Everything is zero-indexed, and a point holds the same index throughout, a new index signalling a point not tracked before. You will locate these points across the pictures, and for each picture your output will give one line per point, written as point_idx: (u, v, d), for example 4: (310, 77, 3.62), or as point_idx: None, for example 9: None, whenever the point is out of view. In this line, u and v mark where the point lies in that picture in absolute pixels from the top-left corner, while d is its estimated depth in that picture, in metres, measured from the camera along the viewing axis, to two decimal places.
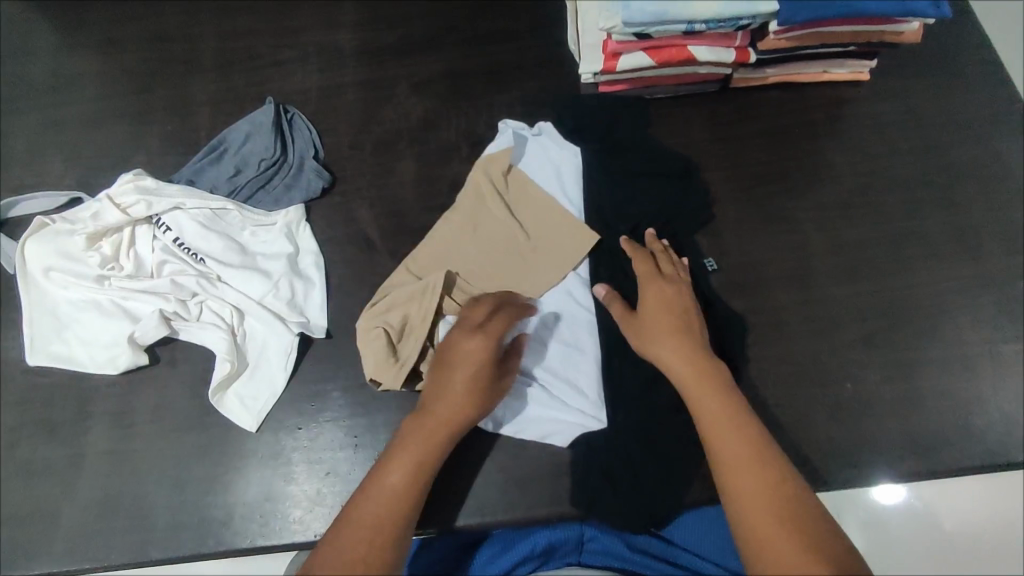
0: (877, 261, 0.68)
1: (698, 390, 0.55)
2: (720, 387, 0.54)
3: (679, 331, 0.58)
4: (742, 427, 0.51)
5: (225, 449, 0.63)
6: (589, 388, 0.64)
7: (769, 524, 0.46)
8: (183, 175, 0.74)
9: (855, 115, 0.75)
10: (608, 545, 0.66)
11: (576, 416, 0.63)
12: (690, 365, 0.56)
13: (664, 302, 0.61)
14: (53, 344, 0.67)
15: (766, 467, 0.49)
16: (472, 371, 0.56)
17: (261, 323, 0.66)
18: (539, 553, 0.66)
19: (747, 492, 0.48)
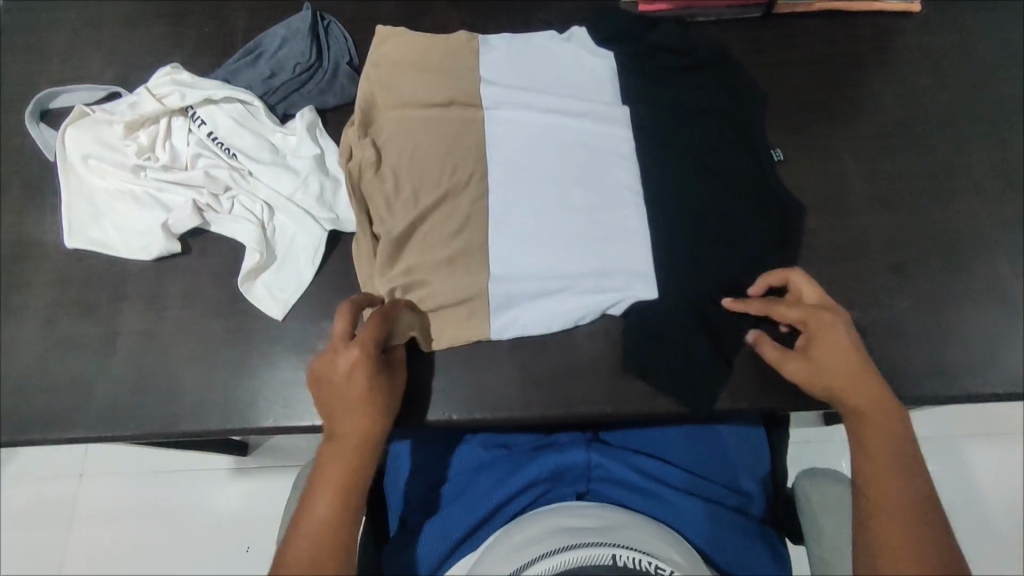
0: (913, 192, 0.67)
1: (869, 416, 0.53)
2: (886, 417, 0.52)
3: (854, 361, 0.54)
4: (903, 459, 0.51)
5: (252, 337, 0.65)
6: (639, 261, 0.63)
7: (907, 556, 0.46)
8: (220, 74, 0.75)
9: (900, 46, 0.73)
10: (615, 471, 0.66)
11: (625, 286, 0.63)
12: (867, 392, 0.53)
13: (834, 342, 0.55)
14: (90, 229, 0.69)
15: (918, 504, 0.49)
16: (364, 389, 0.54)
17: (289, 218, 0.67)
18: (547, 477, 0.66)
19: (894, 529, 0.48)
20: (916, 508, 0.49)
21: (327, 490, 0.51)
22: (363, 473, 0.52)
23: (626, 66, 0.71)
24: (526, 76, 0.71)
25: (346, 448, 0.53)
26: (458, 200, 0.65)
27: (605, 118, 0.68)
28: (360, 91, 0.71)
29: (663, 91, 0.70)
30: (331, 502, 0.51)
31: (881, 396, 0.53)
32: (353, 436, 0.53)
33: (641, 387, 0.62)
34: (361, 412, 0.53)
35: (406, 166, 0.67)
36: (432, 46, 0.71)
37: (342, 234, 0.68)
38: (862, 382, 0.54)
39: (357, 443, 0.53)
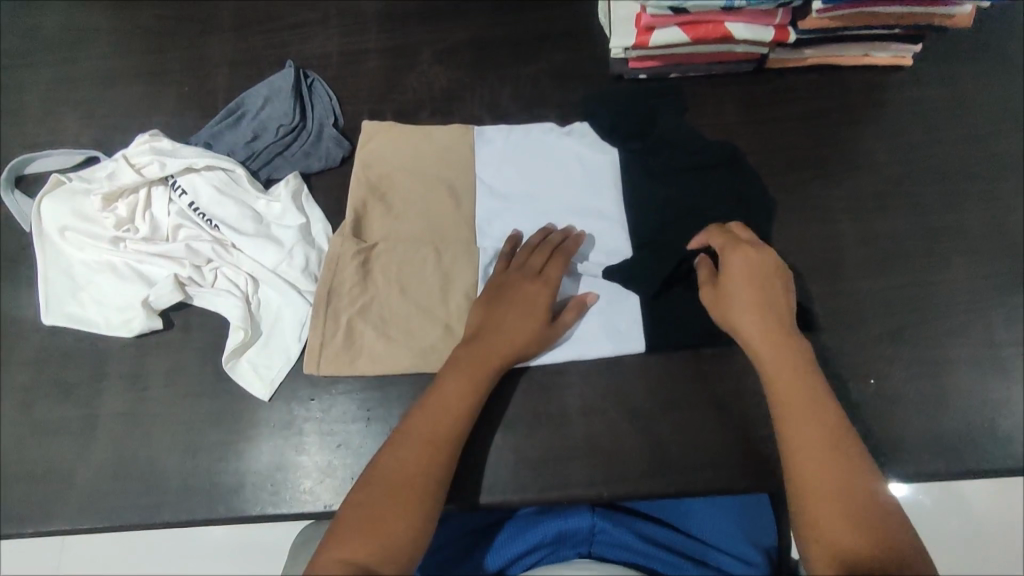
0: (911, 255, 0.66)
1: (770, 355, 0.57)
2: (799, 373, 0.56)
3: (768, 307, 0.59)
4: (820, 416, 0.54)
5: (238, 416, 0.63)
6: (626, 328, 0.64)
7: (826, 505, 0.50)
8: (201, 138, 0.73)
9: (893, 101, 0.72)
10: (619, 537, 0.64)
11: (615, 349, 0.64)
12: (777, 345, 0.57)
13: (741, 268, 0.60)
14: (68, 304, 0.67)
15: (832, 441, 0.52)
16: (527, 304, 0.61)
17: (276, 292, 0.66)
18: (549, 541, 0.64)
19: (817, 481, 0.51)
20: (828, 445, 0.52)
21: (442, 404, 0.57)
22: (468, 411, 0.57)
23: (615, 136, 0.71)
24: (526, 178, 0.70)
25: (478, 350, 0.59)
26: (449, 314, 0.65)
27: (603, 228, 0.68)
28: (353, 197, 0.68)
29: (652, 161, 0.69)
30: (443, 404, 0.57)
31: (787, 347, 0.57)
32: (514, 314, 0.61)
33: (638, 465, 0.61)
34: (464, 382, 0.58)
35: (396, 277, 0.66)
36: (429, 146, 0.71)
37: None
38: (771, 332, 0.58)
39: (498, 341, 0.60)
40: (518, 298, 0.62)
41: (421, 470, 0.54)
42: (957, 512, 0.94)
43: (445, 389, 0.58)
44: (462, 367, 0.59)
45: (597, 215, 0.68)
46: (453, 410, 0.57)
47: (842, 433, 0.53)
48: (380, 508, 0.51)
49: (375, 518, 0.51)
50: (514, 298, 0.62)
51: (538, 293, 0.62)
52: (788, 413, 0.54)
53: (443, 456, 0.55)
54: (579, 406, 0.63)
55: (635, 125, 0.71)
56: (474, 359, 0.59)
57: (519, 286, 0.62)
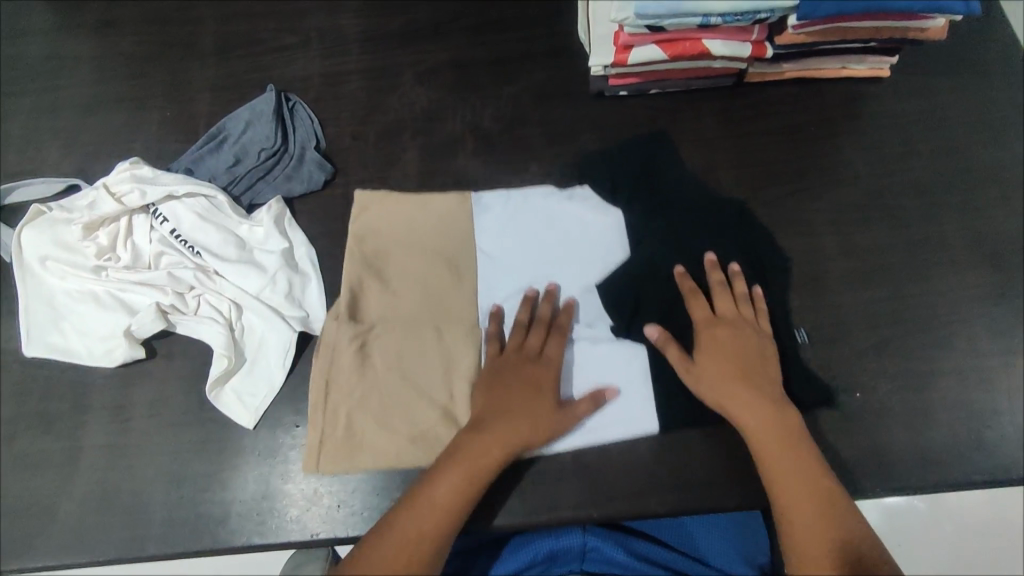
0: (893, 267, 0.67)
1: (746, 405, 0.58)
2: (774, 421, 0.58)
3: (746, 373, 0.60)
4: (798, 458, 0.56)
5: (221, 446, 0.63)
6: (636, 402, 0.62)
7: (819, 556, 0.53)
8: (182, 164, 0.73)
9: (872, 113, 0.73)
10: (612, 557, 0.64)
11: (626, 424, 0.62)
12: (758, 413, 0.58)
13: (728, 331, 0.61)
14: (49, 335, 0.67)
15: (813, 480, 0.55)
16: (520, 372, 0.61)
17: (259, 318, 0.66)
18: (541, 559, 0.64)
19: (801, 523, 0.54)
20: (817, 502, 0.54)
21: (457, 462, 0.57)
22: (467, 486, 0.56)
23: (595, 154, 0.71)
24: (525, 250, 0.69)
25: (480, 427, 0.59)
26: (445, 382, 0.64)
27: (608, 286, 0.65)
28: (347, 269, 0.67)
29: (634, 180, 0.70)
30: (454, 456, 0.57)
31: (768, 406, 0.58)
32: (509, 384, 0.61)
33: (626, 486, 0.60)
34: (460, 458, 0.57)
35: (392, 344, 0.64)
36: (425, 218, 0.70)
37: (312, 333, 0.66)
38: (746, 389, 0.59)
39: (496, 414, 0.59)
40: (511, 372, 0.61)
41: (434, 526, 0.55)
42: (953, 517, 0.94)
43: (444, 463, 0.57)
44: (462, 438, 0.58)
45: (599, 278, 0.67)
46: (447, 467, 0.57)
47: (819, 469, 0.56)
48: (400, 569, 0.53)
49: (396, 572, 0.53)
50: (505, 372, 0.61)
51: (525, 360, 0.62)
52: (769, 465, 0.56)
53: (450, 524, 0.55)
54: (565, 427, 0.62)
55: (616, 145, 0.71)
56: (479, 442, 0.58)
57: (520, 369, 0.62)
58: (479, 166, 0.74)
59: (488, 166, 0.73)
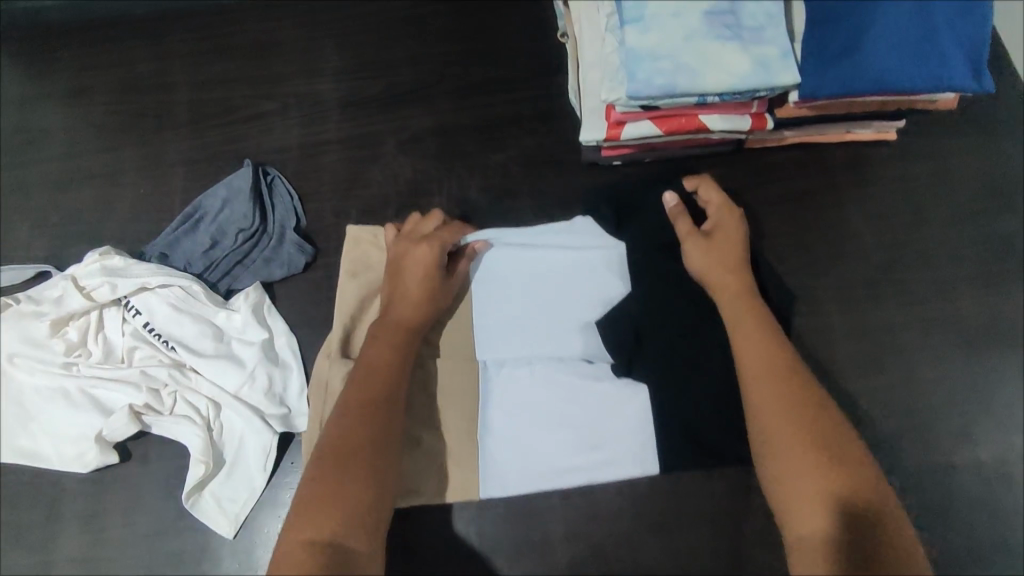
0: (904, 348, 0.63)
1: (743, 331, 0.55)
2: (772, 346, 0.53)
3: (736, 269, 0.59)
4: (790, 380, 0.51)
5: (201, 556, 0.60)
6: (636, 442, 0.60)
7: (795, 453, 0.47)
8: (156, 248, 0.70)
9: (877, 179, 0.69)
10: None
11: (625, 468, 0.60)
12: (738, 309, 0.57)
13: (727, 238, 0.61)
14: (18, 439, 0.63)
15: (787, 371, 0.51)
16: (422, 271, 0.60)
17: (238, 417, 0.62)
18: None
19: (787, 453, 0.47)
20: (797, 402, 0.49)
21: (369, 376, 0.54)
22: (389, 368, 0.55)
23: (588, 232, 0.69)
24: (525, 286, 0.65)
25: (390, 321, 0.58)
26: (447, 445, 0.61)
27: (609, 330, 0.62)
28: (342, 307, 0.65)
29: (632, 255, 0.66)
30: (371, 373, 0.54)
31: (747, 305, 0.57)
32: (414, 282, 0.59)
33: None
34: (379, 358, 0.55)
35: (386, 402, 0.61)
36: (411, 250, 0.61)
37: (295, 431, 0.63)
38: (727, 281, 0.58)
39: (409, 304, 0.59)
40: (410, 263, 0.60)
41: (348, 453, 0.49)
42: None
43: (359, 367, 0.55)
44: (376, 345, 0.56)
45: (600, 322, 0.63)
46: (359, 397, 0.52)
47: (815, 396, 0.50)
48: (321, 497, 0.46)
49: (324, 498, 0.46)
50: (409, 265, 0.60)
51: (423, 252, 0.60)
52: (743, 349, 0.54)
53: (365, 420, 0.51)
54: (560, 533, 0.59)
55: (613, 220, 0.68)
56: (358, 369, 0.55)
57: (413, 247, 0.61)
58: None
59: None
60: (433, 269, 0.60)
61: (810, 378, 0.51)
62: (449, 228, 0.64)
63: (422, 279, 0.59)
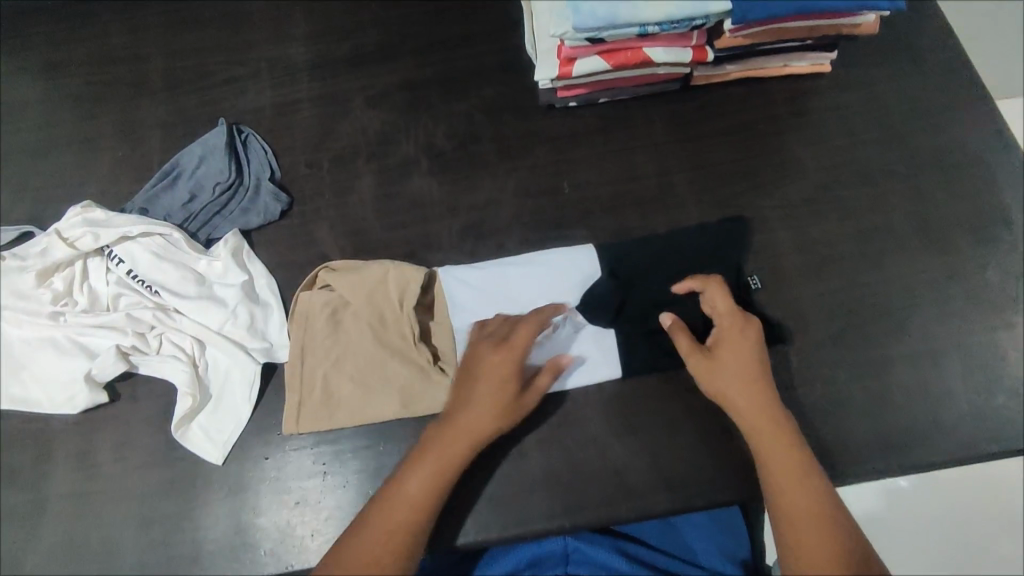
0: (845, 258, 0.68)
1: (763, 433, 0.57)
2: (763, 404, 0.58)
3: (753, 371, 0.59)
4: (800, 473, 0.55)
5: (190, 484, 0.62)
6: (596, 350, 0.65)
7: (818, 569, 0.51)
8: (137, 204, 0.73)
9: (815, 108, 0.74)
10: (595, 557, 0.66)
11: (589, 374, 0.64)
12: (755, 394, 0.58)
13: (732, 333, 0.61)
14: (8, 386, 0.66)
15: (799, 456, 0.56)
16: (495, 385, 0.59)
17: (222, 352, 0.66)
18: (526, 566, 0.67)
19: (797, 505, 0.54)
20: (806, 479, 0.55)
21: (438, 455, 0.57)
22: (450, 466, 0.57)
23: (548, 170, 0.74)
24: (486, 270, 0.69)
25: (464, 414, 0.58)
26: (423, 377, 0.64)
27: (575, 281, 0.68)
28: (304, 294, 0.66)
29: (590, 195, 0.72)
30: (453, 436, 0.57)
31: (762, 394, 0.58)
32: (471, 417, 0.58)
33: (598, 492, 0.61)
34: (459, 426, 0.58)
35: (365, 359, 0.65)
36: (487, 358, 0.60)
37: (277, 363, 0.66)
38: (748, 386, 0.59)
39: (469, 426, 0.58)
40: (499, 382, 0.59)
41: (394, 546, 0.53)
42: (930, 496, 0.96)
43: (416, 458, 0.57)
44: (462, 413, 0.58)
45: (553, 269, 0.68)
46: (434, 483, 0.56)
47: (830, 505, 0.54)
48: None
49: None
50: (485, 378, 0.59)
51: (496, 359, 0.59)
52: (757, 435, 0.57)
53: (433, 498, 0.56)
54: (533, 439, 0.63)
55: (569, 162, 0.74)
56: (451, 432, 0.57)
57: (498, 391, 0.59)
58: (434, 184, 0.74)
59: (444, 184, 0.73)
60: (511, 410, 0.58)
61: (818, 474, 0.56)
62: (529, 328, 0.61)
63: (497, 405, 0.58)
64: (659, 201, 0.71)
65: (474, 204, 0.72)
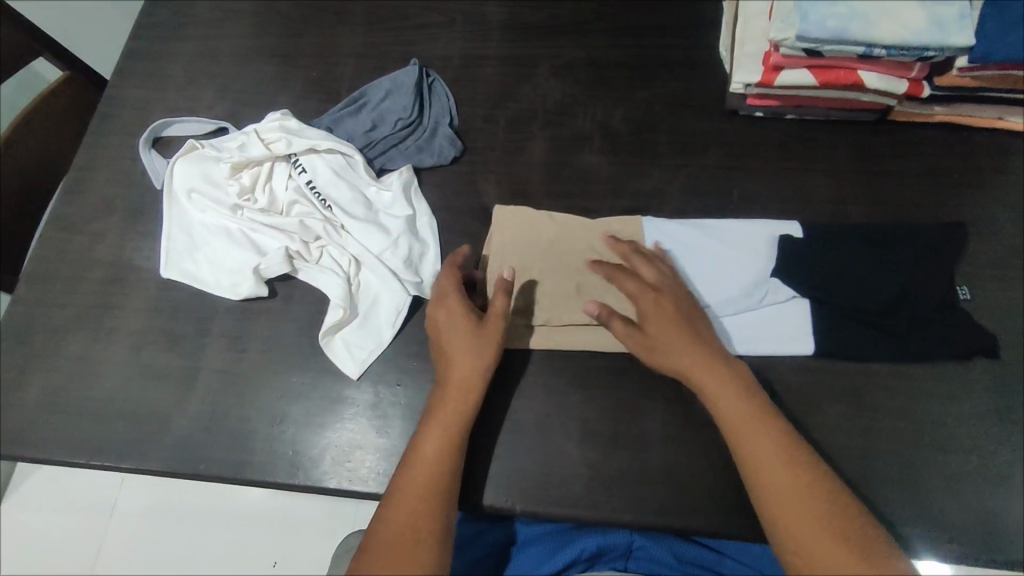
0: (1022, 330, 0.64)
1: (727, 404, 0.57)
2: (707, 358, 0.59)
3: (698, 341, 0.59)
4: (763, 435, 0.55)
5: (325, 390, 0.66)
6: (796, 324, 0.64)
7: (817, 544, 0.51)
8: (324, 121, 0.77)
9: (1022, 169, 0.70)
10: (657, 554, 0.70)
11: (783, 346, 0.64)
12: (707, 367, 0.58)
13: (650, 308, 0.61)
14: (185, 261, 0.71)
15: (772, 433, 0.55)
16: (487, 342, 0.61)
17: (376, 276, 0.69)
18: (588, 556, 0.69)
19: (776, 483, 0.54)
20: (784, 456, 0.54)
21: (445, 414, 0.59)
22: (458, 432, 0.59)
23: (721, 175, 0.73)
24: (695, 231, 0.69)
25: (460, 372, 0.60)
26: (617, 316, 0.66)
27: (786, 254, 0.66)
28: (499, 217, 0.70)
29: (761, 208, 0.71)
30: (451, 393, 0.60)
31: (727, 371, 0.58)
32: (466, 371, 0.60)
33: (715, 501, 0.60)
34: (456, 388, 0.60)
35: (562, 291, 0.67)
36: (447, 314, 0.62)
37: (424, 298, 0.69)
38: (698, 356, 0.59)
39: (462, 382, 0.60)
40: (467, 348, 0.60)
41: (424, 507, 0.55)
42: None
43: (433, 414, 0.59)
44: (459, 368, 0.60)
45: (761, 241, 0.68)
46: (450, 434, 0.58)
47: (812, 471, 0.54)
48: (403, 536, 0.54)
49: (402, 539, 0.54)
50: (461, 347, 0.60)
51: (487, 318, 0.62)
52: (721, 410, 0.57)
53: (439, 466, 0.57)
54: (658, 432, 0.62)
55: (745, 171, 0.72)
56: (450, 390, 0.60)
57: (471, 339, 0.61)
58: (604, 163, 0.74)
59: (613, 166, 0.74)
60: (481, 370, 0.60)
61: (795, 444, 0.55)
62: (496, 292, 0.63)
63: (473, 347, 0.60)
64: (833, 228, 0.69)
65: (640, 191, 0.73)
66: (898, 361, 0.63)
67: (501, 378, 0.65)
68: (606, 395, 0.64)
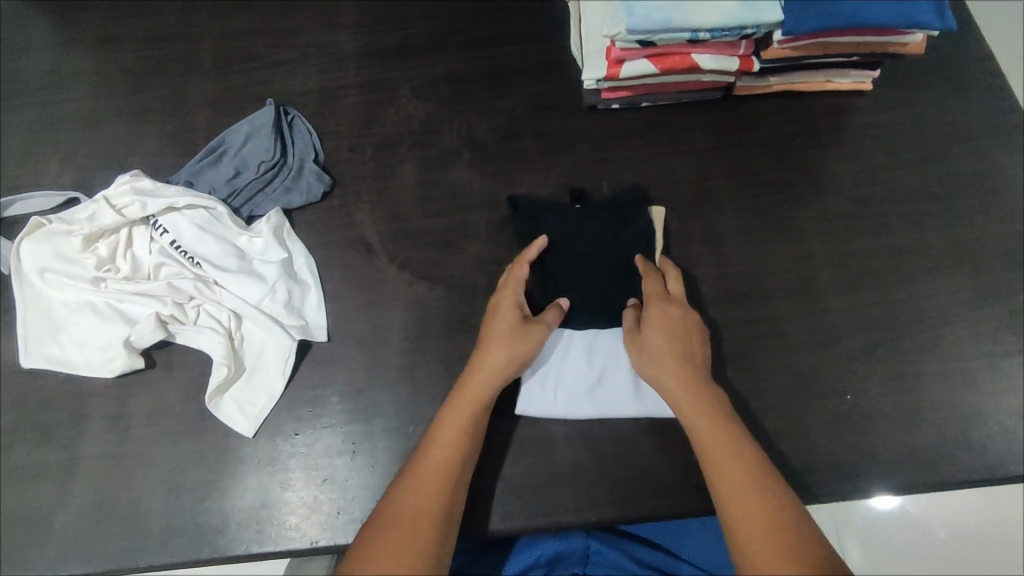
0: (879, 273, 0.69)
1: (693, 411, 0.57)
2: (699, 385, 0.58)
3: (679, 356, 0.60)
4: (730, 444, 0.55)
5: (220, 454, 0.63)
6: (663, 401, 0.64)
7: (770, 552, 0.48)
8: (183, 175, 0.74)
9: (856, 124, 0.75)
10: (613, 557, 0.70)
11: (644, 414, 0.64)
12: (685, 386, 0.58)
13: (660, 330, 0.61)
14: (46, 346, 0.66)
15: (742, 449, 0.54)
16: None
17: (258, 326, 0.66)
18: (545, 561, 0.69)
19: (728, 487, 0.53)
20: (745, 472, 0.53)
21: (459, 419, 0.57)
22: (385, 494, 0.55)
23: (588, 172, 0.75)
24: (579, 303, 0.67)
25: None
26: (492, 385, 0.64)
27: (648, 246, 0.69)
28: None
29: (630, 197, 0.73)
30: None
31: (701, 389, 0.58)
32: None
33: (625, 488, 0.61)
34: None
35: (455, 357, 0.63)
36: None
37: (312, 341, 0.67)
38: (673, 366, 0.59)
39: None
40: None
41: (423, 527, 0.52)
42: (939, 522, 0.96)
43: None
44: None
45: None
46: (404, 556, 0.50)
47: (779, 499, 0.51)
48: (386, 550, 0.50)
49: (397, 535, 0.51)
50: None
51: None
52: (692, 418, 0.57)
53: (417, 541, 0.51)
54: (562, 432, 0.63)
55: (609, 164, 0.75)
56: None
57: None
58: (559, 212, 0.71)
59: (485, 178, 0.75)
60: None
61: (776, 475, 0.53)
62: None
63: None
64: (696, 207, 0.72)
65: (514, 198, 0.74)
66: (772, 324, 0.66)
67: (402, 409, 0.64)
68: (506, 404, 0.64)
